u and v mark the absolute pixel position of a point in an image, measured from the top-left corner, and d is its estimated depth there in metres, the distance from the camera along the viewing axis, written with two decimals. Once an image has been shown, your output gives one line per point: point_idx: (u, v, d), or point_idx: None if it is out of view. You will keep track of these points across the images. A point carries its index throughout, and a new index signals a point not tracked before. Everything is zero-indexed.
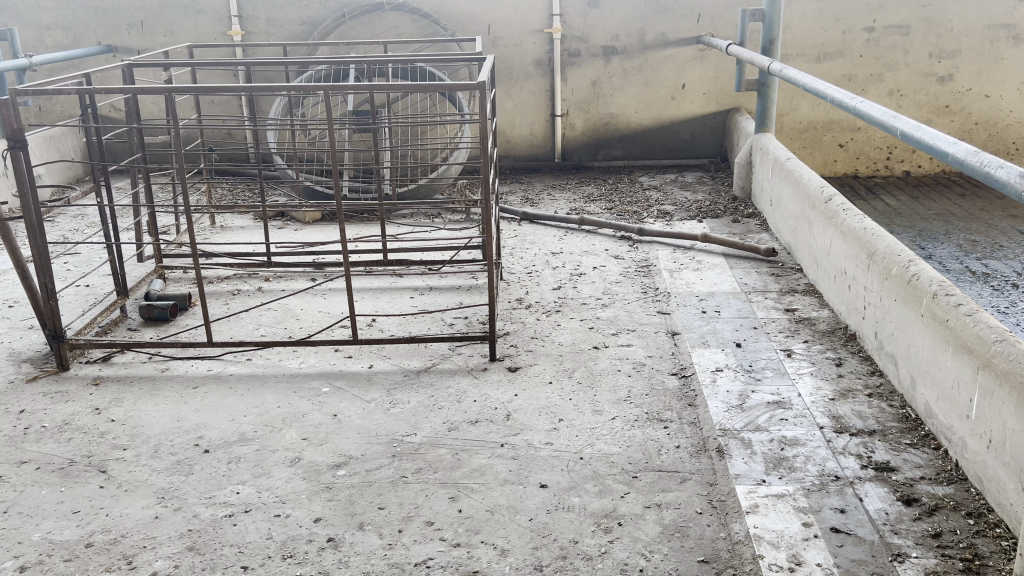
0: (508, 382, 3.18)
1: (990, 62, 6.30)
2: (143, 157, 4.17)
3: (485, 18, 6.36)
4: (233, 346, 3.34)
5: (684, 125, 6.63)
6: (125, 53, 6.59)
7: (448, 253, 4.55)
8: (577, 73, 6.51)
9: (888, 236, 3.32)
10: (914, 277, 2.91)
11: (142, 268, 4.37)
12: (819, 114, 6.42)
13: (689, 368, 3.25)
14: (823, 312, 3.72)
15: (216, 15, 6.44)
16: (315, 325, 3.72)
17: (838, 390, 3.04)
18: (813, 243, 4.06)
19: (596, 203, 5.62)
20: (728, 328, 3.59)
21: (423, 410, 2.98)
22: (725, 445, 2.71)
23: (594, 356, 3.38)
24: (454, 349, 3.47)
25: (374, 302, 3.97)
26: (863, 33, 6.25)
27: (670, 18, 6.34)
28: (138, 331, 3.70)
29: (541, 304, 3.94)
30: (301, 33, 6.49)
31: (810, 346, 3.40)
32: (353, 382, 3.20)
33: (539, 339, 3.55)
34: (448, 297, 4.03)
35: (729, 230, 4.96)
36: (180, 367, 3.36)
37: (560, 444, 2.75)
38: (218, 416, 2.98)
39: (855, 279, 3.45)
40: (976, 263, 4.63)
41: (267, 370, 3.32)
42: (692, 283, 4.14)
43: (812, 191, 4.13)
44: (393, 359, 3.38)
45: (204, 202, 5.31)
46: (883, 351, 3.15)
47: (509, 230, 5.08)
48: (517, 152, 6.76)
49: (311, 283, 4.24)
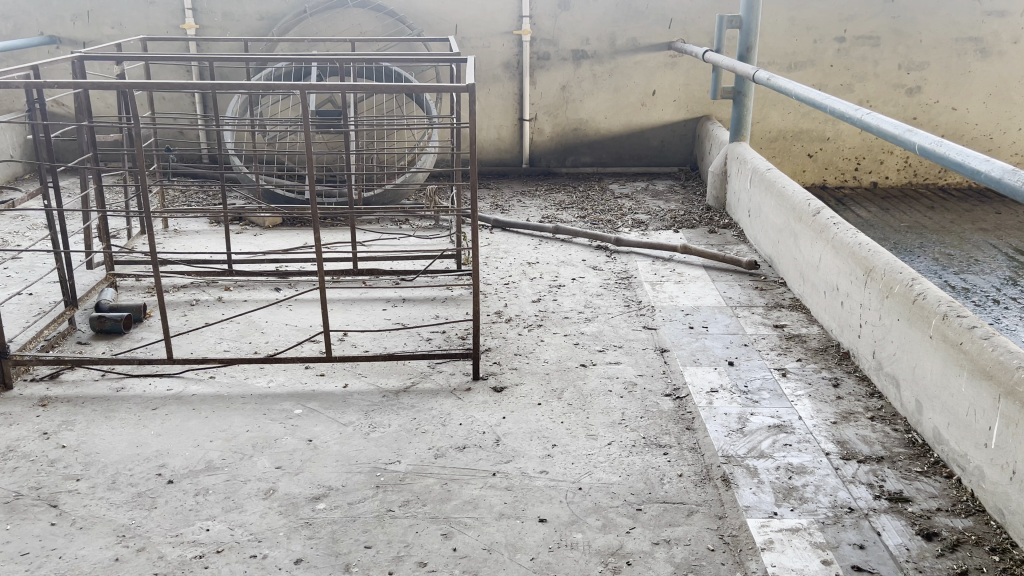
0: (494, 404, 2.99)
1: (957, 75, 6.32)
2: (95, 157, 3.86)
3: (453, 17, 6.17)
4: (195, 363, 3.09)
5: (653, 132, 6.52)
6: (69, 45, 6.23)
7: (420, 263, 4.35)
8: (546, 77, 6.35)
9: (885, 252, 3.23)
10: (920, 297, 2.81)
11: (91, 276, 4.08)
12: (790, 124, 6.37)
13: (683, 389, 3.10)
14: (813, 329, 3.62)
15: (168, 7, 6.13)
16: (283, 339, 3.50)
17: (839, 413, 2.93)
18: (798, 257, 3.96)
19: (568, 211, 5.47)
20: (718, 346, 3.46)
21: (406, 434, 2.78)
22: (730, 473, 2.57)
23: (583, 375, 3.21)
24: (434, 366, 3.27)
25: (344, 314, 3.76)
26: (835, 43, 6.21)
27: (642, 22, 6.22)
28: (89, 345, 3.43)
29: (521, 317, 3.77)
30: (259, 29, 6.22)
31: (804, 365, 3.29)
32: (327, 403, 2.98)
33: (523, 356, 3.38)
34: (423, 310, 3.84)
35: (706, 241, 4.85)
36: (137, 387, 3.10)
37: (555, 473, 2.57)
38: (181, 441, 2.74)
39: (848, 295, 3.35)
40: (954, 278, 4.60)
41: (233, 390, 3.08)
42: (675, 297, 4.00)
43: (798, 204, 4.03)
44: (369, 378, 3.17)
45: (157, 205, 5.03)
46: (882, 371, 3.04)
47: (481, 239, 4.90)
48: (484, 157, 6.57)
49: (276, 294, 4.01)
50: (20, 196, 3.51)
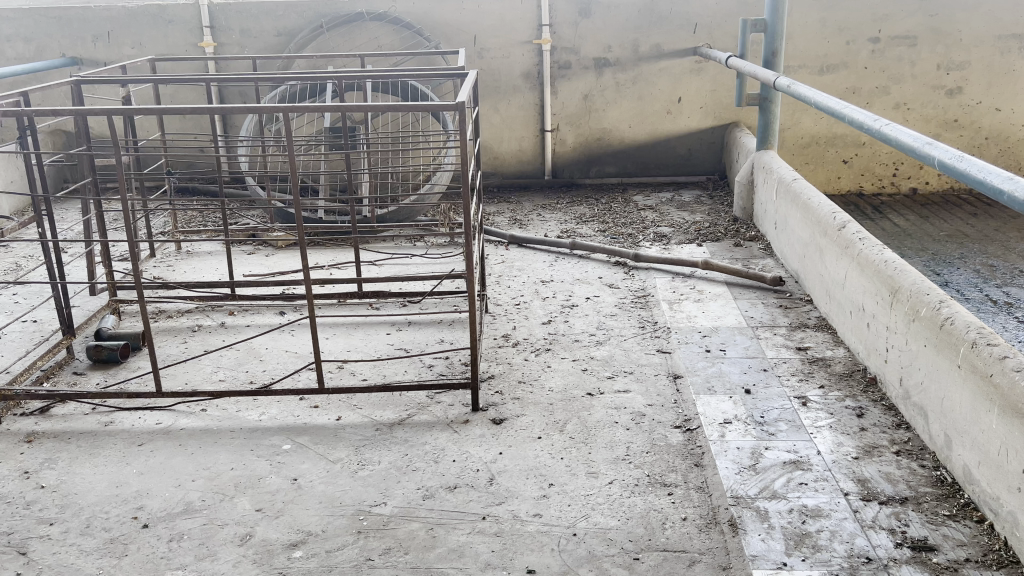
0: (491, 438, 2.84)
1: (1000, 74, 6.01)
2: (95, 181, 3.76)
3: (471, 28, 6.05)
4: (184, 396, 2.99)
5: (680, 140, 6.32)
6: (91, 66, 6.24)
7: (429, 284, 4.22)
8: (567, 86, 6.19)
9: (913, 270, 3.00)
10: (948, 321, 2.59)
11: (95, 302, 4.01)
12: (822, 129, 6.12)
13: (693, 420, 2.91)
14: (839, 351, 3.40)
15: (187, 25, 6.10)
16: (280, 368, 3.38)
17: (861, 446, 2.71)
18: (824, 274, 3.74)
19: (588, 225, 5.30)
20: (735, 371, 3.26)
21: (395, 473, 2.64)
22: (738, 517, 2.38)
23: (588, 405, 3.04)
24: (432, 397, 3.12)
25: (346, 340, 3.63)
26: (868, 44, 5.95)
27: (666, 28, 6.03)
28: (85, 375, 3.35)
29: (528, 341, 3.60)
30: (277, 44, 6.17)
31: (827, 393, 3.07)
32: (317, 438, 2.86)
33: (527, 384, 3.21)
34: (428, 334, 3.69)
35: (730, 255, 4.65)
36: (126, 420, 3.00)
37: (550, 517, 2.41)
38: (163, 480, 2.64)
39: (875, 317, 3.13)
40: (996, 291, 4.32)
41: (222, 423, 2.97)
42: (693, 317, 3.81)
43: (823, 216, 3.81)
44: (364, 410, 3.04)
45: (169, 226, 4.98)
46: (909, 401, 2.82)
47: (496, 256, 4.76)
48: (505, 169, 6.43)
49: (279, 319, 3.90)
50: (13, 226, 3.41)
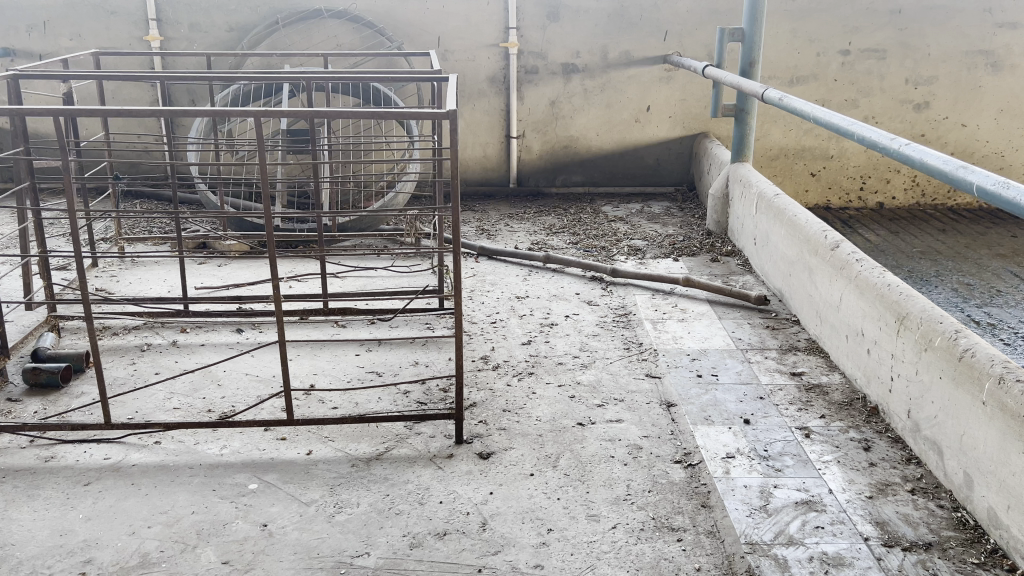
0: (478, 474, 2.61)
1: (967, 90, 6.01)
2: (32, 186, 3.43)
3: (435, 29, 5.81)
4: (137, 428, 2.69)
5: (648, 149, 6.17)
6: (24, 58, 5.82)
7: (398, 300, 3.97)
8: (534, 92, 5.99)
9: (920, 296, 2.87)
10: (967, 354, 2.45)
11: (30, 317, 3.66)
12: (792, 141, 6.03)
13: (694, 455, 2.73)
14: (835, 377, 3.26)
15: (131, 17, 5.74)
16: (242, 394, 3.11)
17: (874, 484, 2.56)
18: (814, 294, 3.60)
19: (559, 236, 5.11)
20: (731, 400, 3.09)
21: (376, 518, 2.39)
22: (756, 566, 2.20)
23: (581, 437, 2.83)
24: (411, 428, 2.88)
25: (312, 362, 3.37)
26: (838, 56, 5.88)
27: (635, 34, 5.88)
28: (20, 402, 3.02)
29: (509, 364, 3.39)
30: (228, 40, 5.84)
31: (829, 423, 2.92)
32: (288, 476, 2.59)
33: (512, 413, 2.99)
34: (400, 355, 3.45)
35: (709, 271, 4.50)
36: (69, 456, 2.68)
37: (552, 568, 2.19)
38: (114, 527, 2.34)
39: (877, 343, 2.99)
40: (978, 312, 4.26)
41: (179, 459, 2.69)
42: (679, 338, 3.64)
43: (812, 235, 3.67)
44: (337, 443, 2.78)
45: (112, 232, 4.64)
46: (920, 435, 2.68)
47: (466, 269, 4.53)
48: (469, 176, 6.21)
49: (238, 337, 3.62)
50: None
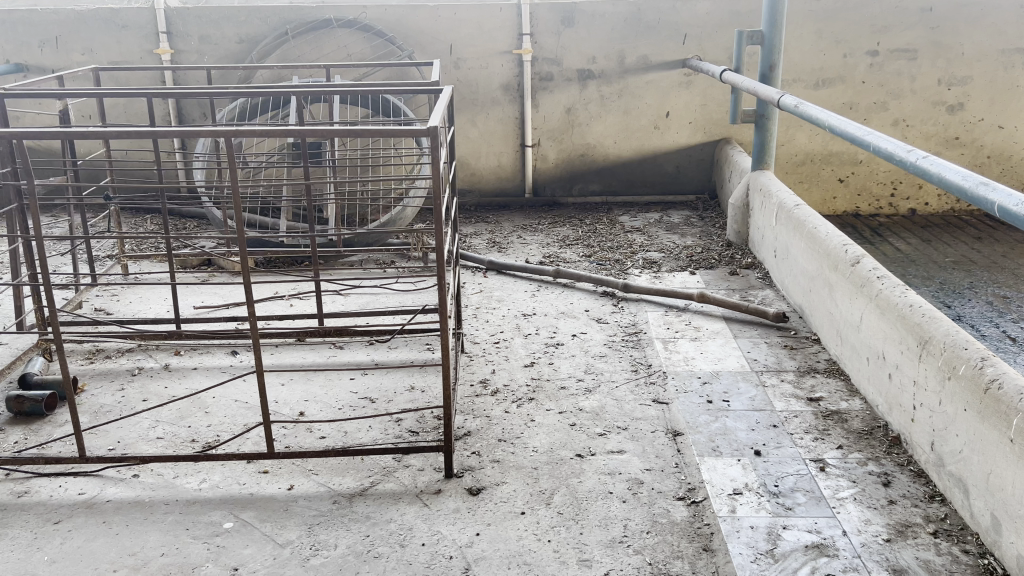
0: (466, 513, 2.46)
1: (1003, 90, 5.73)
2: (20, 207, 3.29)
3: (447, 37, 5.67)
4: (112, 462, 2.58)
5: (667, 157, 5.98)
6: (37, 73, 5.79)
7: (399, 320, 3.83)
8: (549, 99, 5.84)
9: (944, 318, 2.66)
10: (994, 386, 2.24)
11: (23, 340, 3.58)
12: (818, 146, 5.80)
13: (699, 491, 2.55)
14: (855, 403, 3.05)
15: (141, 30, 5.68)
16: (229, 422, 2.99)
17: (892, 525, 2.36)
18: (834, 312, 3.40)
19: (572, 249, 4.94)
20: (742, 428, 2.90)
21: (353, 562, 2.25)
22: None
23: (579, 471, 2.67)
24: (400, 460, 2.74)
25: (304, 387, 3.24)
26: (866, 57, 5.64)
27: (654, 38, 5.69)
28: (2, 431, 2.93)
29: (510, 389, 3.22)
30: (238, 52, 5.75)
31: (846, 455, 2.72)
32: (267, 514, 2.46)
33: (508, 444, 2.84)
34: (396, 380, 3.31)
35: (727, 285, 4.30)
36: (43, 490, 2.58)
37: None
38: (78, 571, 2.23)
39: (898, 368, 2.79)
40: (1014, 327, 4.02)
41: (156, 494, 2.57)
42: (691, 359, 3.45)
43: (832, 249, 3.47)
44: (321, 477, 2.65)
45: (116, 249, 4.56)
46: (944, 470, 2.48)
47: (474, 284, 4.39)
48: (483, 187, 6.07)
49: (232, 360, 3.51)
50: None
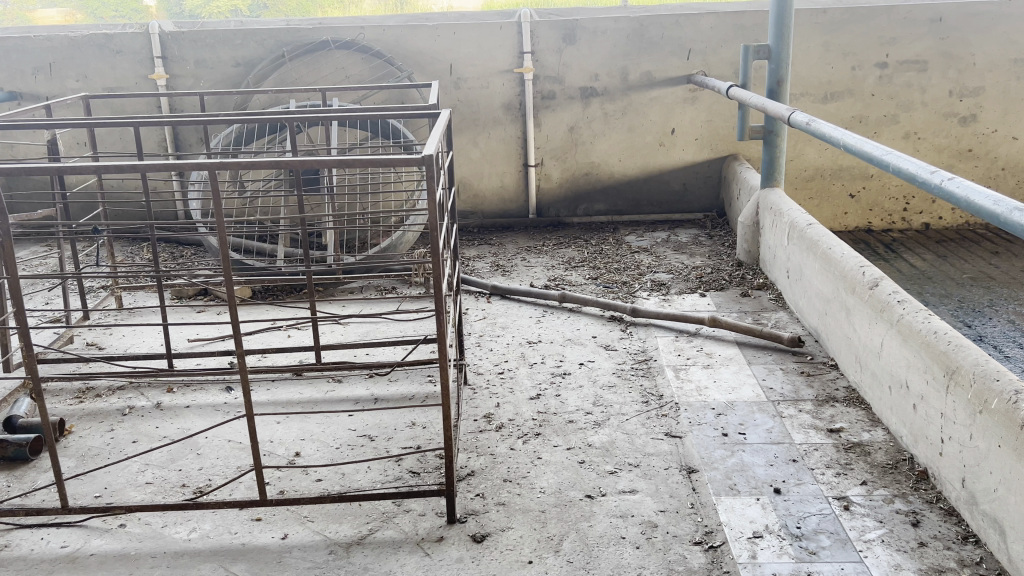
0: (470, 563, 2.32)
1: (1017, 100, 5.59)
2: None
3: (446, 57, 5.56)
4: (96, 512, 2.45)
5: (673, 174, 5.86)
6: (31, 100, 5.70)
7: (399, 353, 3.70)
8: (552, 118, 5.73)
9: (971, 345, 2.52)
10: None
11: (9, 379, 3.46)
12: (827, 161, 5.67)
13: (716, 535, 2.40)
14: (878, 434, 2.91)
15: (136, 55, 5.59)
16: (220, 464, 2.86)
17: (925, 570, 2.21)
18: (853, 337, 3.25)
19: (578, 271, 4.81)
20: (759, 463, 2.76)
21: None
22: None
23: (589, 514, 2.52)
24: (400, 504, 2.60)
25: (300, 425, 3.12)
26: (875, 69, 5.52)
27: (657, 54, 5.58)
28: None
29: (515, 424, 3.08)
30: (235, 76, 5.65)
31: (871, 492, 2.57)
32: (259, 566, 2.33)
33: (513, 484, 2.70)
34: (396, 415, 3.18)
35: (738, 307, 4.17)
36: (24, 544, 2.45)
37: None
38: None
39: (923, 398, 2.65)
40: None
41: (143, 546, 2.44)
42: (703, 387, 3.31)
43: (848, 271, 3.33)
44: (317, 524, 2.52)
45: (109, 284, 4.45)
46: (977, 508, 2.33)
47: (477, 310, 4.26)
48: (486, 208, 5.95)
49: (227, 397, 3.39)
50: None
